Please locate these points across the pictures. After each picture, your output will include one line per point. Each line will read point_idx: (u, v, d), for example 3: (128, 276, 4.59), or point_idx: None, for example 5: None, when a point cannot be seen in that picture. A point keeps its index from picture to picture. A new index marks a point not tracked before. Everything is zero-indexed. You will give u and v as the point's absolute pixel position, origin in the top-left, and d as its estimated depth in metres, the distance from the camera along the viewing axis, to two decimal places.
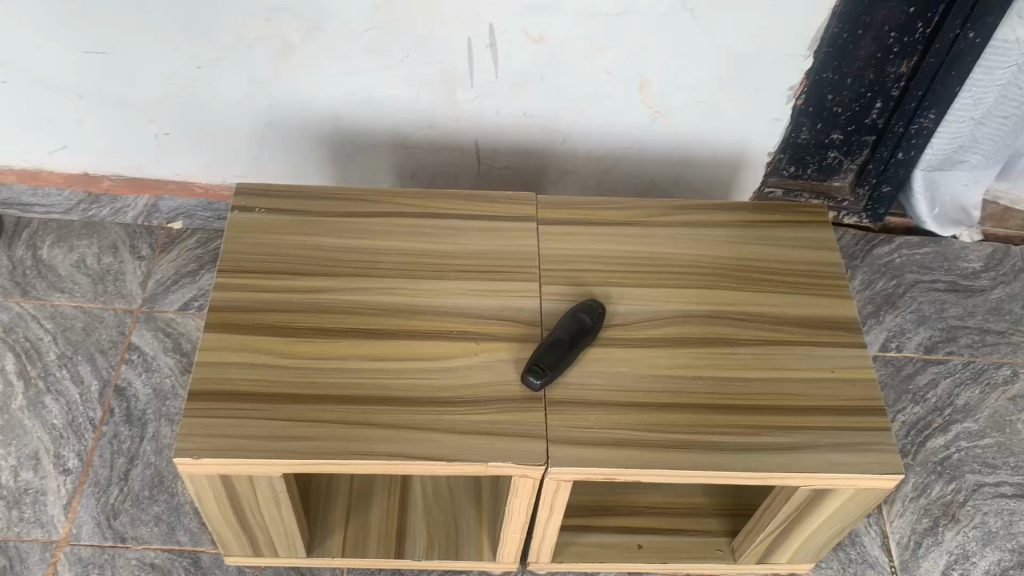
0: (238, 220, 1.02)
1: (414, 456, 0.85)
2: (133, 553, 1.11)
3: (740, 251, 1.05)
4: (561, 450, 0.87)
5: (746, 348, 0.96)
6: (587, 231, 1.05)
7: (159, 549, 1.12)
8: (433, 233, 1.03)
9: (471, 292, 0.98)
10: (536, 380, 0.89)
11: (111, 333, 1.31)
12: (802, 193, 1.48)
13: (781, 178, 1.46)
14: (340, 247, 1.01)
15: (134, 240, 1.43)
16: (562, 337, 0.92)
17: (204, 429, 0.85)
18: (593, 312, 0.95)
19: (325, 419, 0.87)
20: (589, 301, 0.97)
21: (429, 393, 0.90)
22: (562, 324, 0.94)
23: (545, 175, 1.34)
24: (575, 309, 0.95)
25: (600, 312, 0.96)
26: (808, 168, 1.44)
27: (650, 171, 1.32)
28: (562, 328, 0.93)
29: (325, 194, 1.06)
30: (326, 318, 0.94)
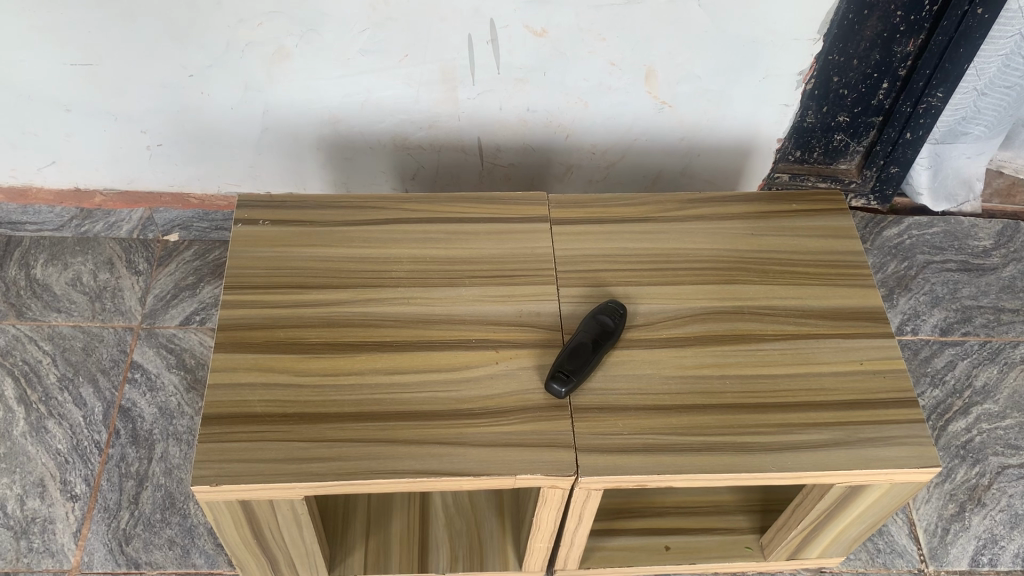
0: (242, 233, 0.99)
1: (439, 473, 0.82)
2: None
3: (759, 242, 1.02)
4: (590, 459, 0.84)
5: (772, 344, 0.93)
6: (602, 229, 1.02)
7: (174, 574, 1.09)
8: (444, 238, 1.00)
9: (487, 298, 0.95)
10: (561, 387, 0.87)
11: (112, 351, 1.28)
12: (808, 178, 1.45)
13: (788, 163, 1.43)
14: (349, 257, 0.98)
15: (129, 254, 1.39)
16: (584, 342, 0.89)
17: (220, 454, 0.83)
18: (614, 313, 0.93)
19: (346, 438, 0.84)
20: (609, 302, 0.94)
21: (451, 405, 0.87)
22: (583, 328, 0.91)
23: (549, 170, 1.31)
24: (596, 312, 0.93)
25: (622, 312, 0.93)
26: (814, 153, 1.41)
27: (656, 162, 1.29)
28: (584, 332, 0.91)
29: (330, 202, 1.03)
30: (340, 332, 0.91)
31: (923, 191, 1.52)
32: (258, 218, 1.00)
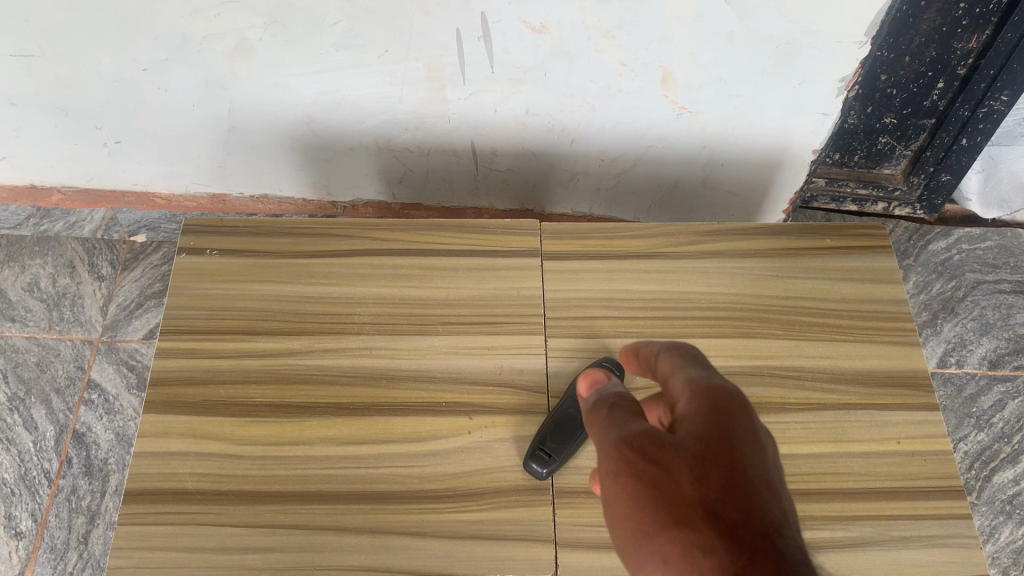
0: (186, 265, 0.87)
1: (393, 571, 0.70)
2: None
3: (785, 286, 0.87)
4: (571, 557, 0.72)
5: (795, 416, 0.79)
6: (601, 266, 0.88)
7: None
8: (418, 275, 0.87)
9: (462, 352, 0.82)
10: (540, 467, 0.74)
11: (68, 368, 1.17)
12: (847, 183, 1.30)
13: (825, 167, 1.28)
14: (306, 296, 0.85)
15: (91, 256, 1.26)
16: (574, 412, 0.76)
17: (141, 540, 0.71)
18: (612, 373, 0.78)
19: (288, 523, 0.72)
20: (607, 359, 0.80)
21: (412, 486, 0.75)
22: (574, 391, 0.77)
23: (552, 178, 1.17)
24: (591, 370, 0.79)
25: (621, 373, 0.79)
26: (855, 157, 1.26)
27: (674, 171, 1.13)
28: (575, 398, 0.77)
29: (289, 227, 0.90)
30: (289, 391, 0.79)
31: (971, 195, 1.34)
32: (204, 247, 0.88)
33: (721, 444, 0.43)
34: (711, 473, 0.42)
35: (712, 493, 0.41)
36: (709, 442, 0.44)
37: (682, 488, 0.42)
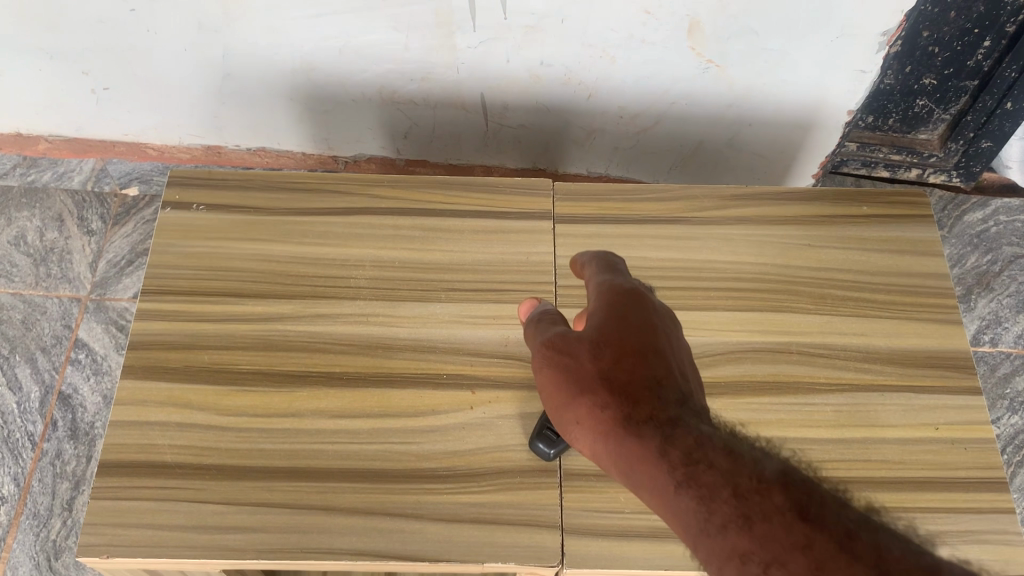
0: (171, 220, 0.80)
1: (386, 555, 0.65)
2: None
3: (816, 256, 0.81)
4: (578, 544, 0.66)
5: (825, 398, 0.73)
6: (618, 229, 0.81)
7: None
8: (420, 236, 0.81)
9: (466, 320, 0.76)
10: (547, 448, 0.68)
11: (54, 327, 1.11)
12: (880, 148, 1.22)
13: (858, 130, 1.20)
14: (299, 257, 0.79)
15: (81, 209, 1.20)
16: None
17: (115, 517, 0.66)
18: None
19: (274, 502, 0.67)
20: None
21: (408, 464, 0.69)
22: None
23: (567, 135, 1.09)
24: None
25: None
26: (889, 121, 1.18)
27: (698, 131, 1.06)
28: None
29: (282, 182, 0.83)
30: (278, 359, 0.74)
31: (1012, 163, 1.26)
32: (191, 201, 0.82)
33: (612, 324, 0.53)
34: (603, 345, 0.52)
35: (608, 360, 0.51)
36: (604, 322, 0.54)
37: (580, 359, 0.52)
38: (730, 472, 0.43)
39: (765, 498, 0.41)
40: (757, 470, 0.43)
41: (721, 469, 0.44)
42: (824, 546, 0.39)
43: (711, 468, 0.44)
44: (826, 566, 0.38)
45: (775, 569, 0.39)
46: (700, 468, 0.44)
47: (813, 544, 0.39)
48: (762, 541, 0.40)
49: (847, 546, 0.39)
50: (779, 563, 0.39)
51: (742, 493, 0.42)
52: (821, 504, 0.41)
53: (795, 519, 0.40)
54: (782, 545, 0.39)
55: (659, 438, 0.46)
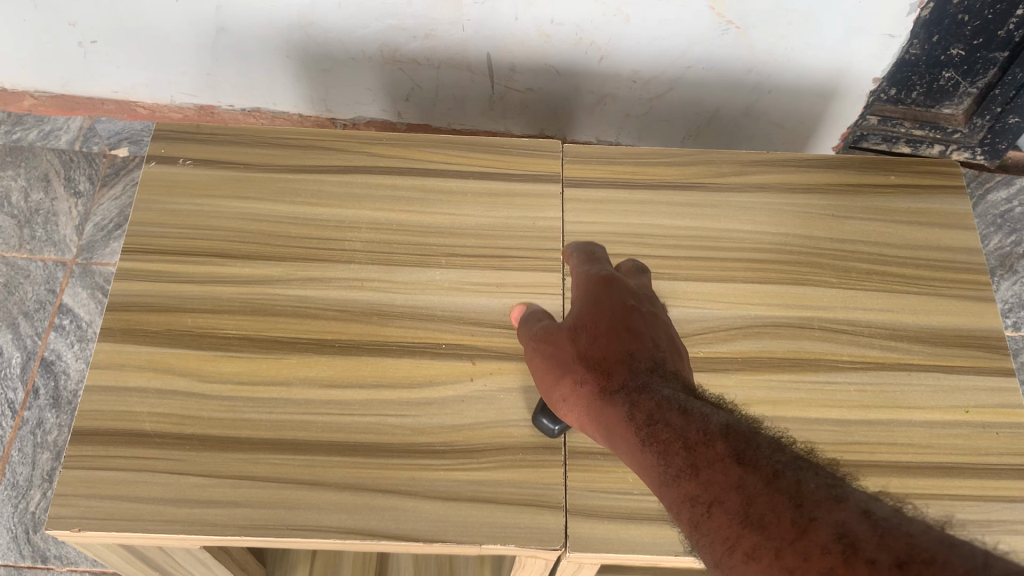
0: (156, 176, 0.76)
1: (377, 535, 0.61)
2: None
3: (841, 227, 0.76)
4: (583, 526, 0.62)
5: (848, 376, 0.69)
6: (630, 195, 0.76)
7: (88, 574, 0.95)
8: (420, 198, 0.76)
9: (467, 287, 0.72)
10: (551, 424, 0.64)
11: (38, 291, 1.07)
12: (903, 124, 1.02)
13: (879, 102, 1.00)
14: (291, 217, 0.74)
15: (68, 169, 1.16)
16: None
17: (88, 487, 0.61)
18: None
19: (259, 476, 0.63)
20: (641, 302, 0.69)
21: (403, 438, 0.65)
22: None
23: (577, 100, 1.04)
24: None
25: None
26: (914, 94, 0.97)
27: (715, 98, 1.01)
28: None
29: (274, 139, 0.78)
30: (266, 324, 0.69)
31: None
32: (177, 156, 0.77)
33: (588, 311, 0.60)
34: (582, 333, 0.59)
35: (587, 342, 0.58)
36: (583, 310, 0.61)
37: (564, 346, 0.59)
38: (680, 427, 0.49)
39: (707, 448, 0.47)
40: (705, 424, 0.49)
41: (675, 426, 0.49)
42: (750, 483, 0.44)
43: (666, 425, 0.50)
44: (752, 501, 0.43)
45: (715, 509, 0.44)
46: (658, 428, 0.50)
47: (743, 484, 0.44)
48: (702, 484, 0.45)
49: (772, 484, 0.44)
50: (715, 501, 0.45)
51: (690, 445, 0.48)
52: (755, 450, 0.46)
53: (730, 463, 0.46)
54: (719, 487, 0.45)
55: (628, 406, 0.53)
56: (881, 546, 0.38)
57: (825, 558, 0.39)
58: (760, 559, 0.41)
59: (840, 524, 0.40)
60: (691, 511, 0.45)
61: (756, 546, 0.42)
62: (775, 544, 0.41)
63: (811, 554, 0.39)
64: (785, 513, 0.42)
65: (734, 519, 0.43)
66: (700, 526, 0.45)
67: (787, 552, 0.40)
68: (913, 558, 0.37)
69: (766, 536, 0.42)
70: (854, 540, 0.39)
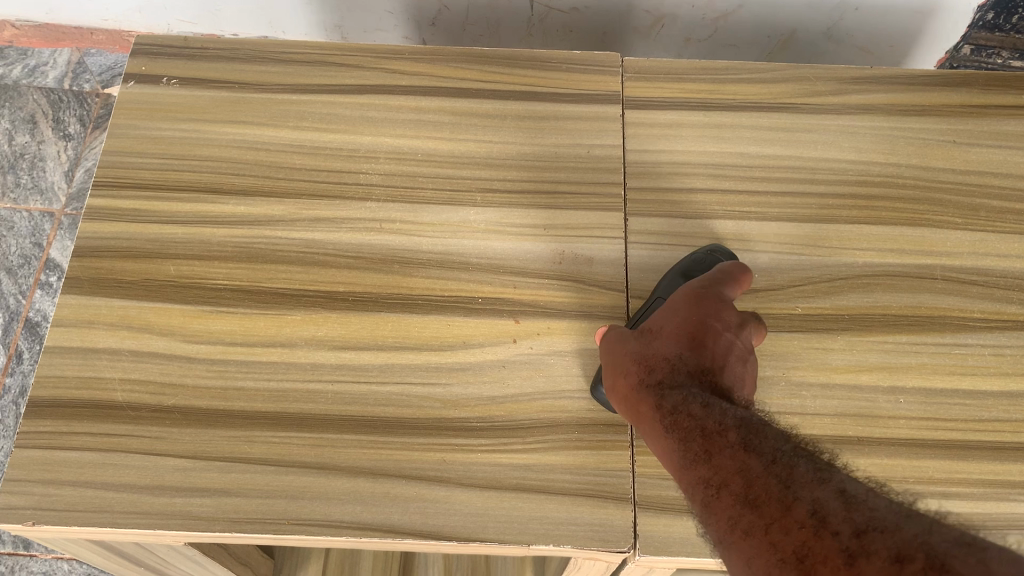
0: (135, 98, 0.63)
1: (399, 532, 0.49)
2: (38, 566, 0.87)
3: (963, 157, 0.62)
4: (657, 524, 0.49)
5: (981, 338, 0.55)
6: (705, 120, 0.63)
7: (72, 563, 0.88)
8: (450, 122, 0.63)
9: (508, 229, 0.59)
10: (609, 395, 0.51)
11: (22, 245, 0.98)
12: (1000, 52, 0.85)
13: (974, 27, 0.84)
14: (296, 146, 0.62)
15: (57, 109, 1.05)
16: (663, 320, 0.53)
17: (45, 471, 0.50)
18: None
19: (255, 458, 0.51)
20: (727, 258, 0.56)
21: (432, 412, 0.52)
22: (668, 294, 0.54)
23: (630, 20, 0.90)
24: (694, 265, 0.55)
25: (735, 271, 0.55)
26: (1016, 18, 0.80)
27: (791, 17, 0.87)
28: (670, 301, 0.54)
29: (276, 54, 0.66)
30: (264, 272, 0.57)
31: None
32: (160, 74, 0.64)
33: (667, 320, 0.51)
34: (646, 334, 0.50)
35: (645, 343, 0.50)
36: (662, 319, 0.51)
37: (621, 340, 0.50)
38: (699, 416, 0.43)
39: (720, 433, 0.42)
40: (724, 412, 0.43)
41: (695, 415, 0.44)
42: (752, 466, 0.40)
43: (684, 412, 0.44)
44: (752, 484, 0.39)
45: (723, 492, 0.40)
46: (678, 415, 0.44)
47: (747, 467, 0.40)
48: (712, 468, 0.41)
49: (775, 467, 0.39)
50: (721, 485, 0.40)
51: (704, 430, 0.42)
52: (765, 434, 0.41)
53: (739, 448, 0.41)
54: (726, 471, 0.40)
55: (655, 397, 0.46)
56: (855, 523, 0.34)
57: (804, 538, 0.35)
58: (752, 540, 0.37)
59: (824, 504, 0.36)
60: (698, 496, 0.41)
61: (750, 526, 0.37)
62: (765, 527, 0.37)
63: (793, 536, 0.35)
64: (777, 495, 0.38)
65: (734, 502, 0.39)
66: (706, 509, 0.40)
67: (773, 534, 0.36)
68: (881, 535, 0.33)
69: (760, 515, 0.37)
70: (831, 519, 0.35)
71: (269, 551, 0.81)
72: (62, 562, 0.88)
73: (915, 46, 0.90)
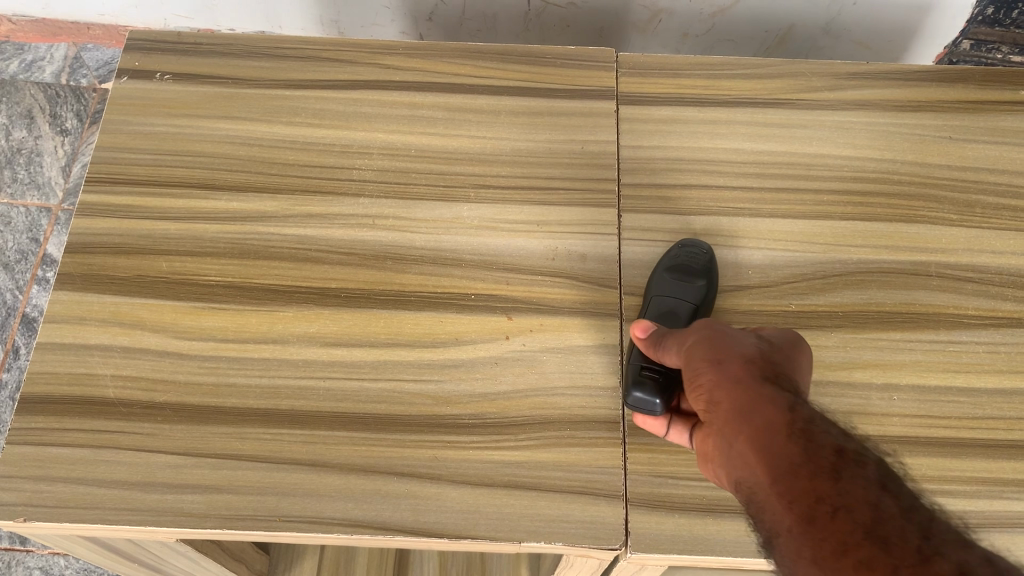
0: (127, 93, 0.63)
1: (389, 529, 0.48)
2: (35, 560, 0.88)
3: (959, 153, 0.62)
4: (650, 521, 0.49)
5: (976, 335, 0.55)
6: (700, 116, 0.63)
7: (67, 558, 0.88)
8: (444, 117, 0.63)
9: (502, 226, 0.59)
10: (641, 395, 0.48)
11: (19, 240, 0.99)
12: (1001, 47, 0.85)
13: (974, 22, 0.84)
14: (289, 141, 0.61)
15: (54, 105, 1.06)
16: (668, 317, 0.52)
17: (37, 468, 0.50)
18: (711, 262, 0.55)
19: (246, 454, 0.51)
20: (699, 243, 0.56)
21: (424, 409, 0.52)
22: (662, 292, 0.53)
23: (627, 15, 0.90)
24: (676, 259, 0.54)
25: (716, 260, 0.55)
26: (1015, 13, 0.80)
27: (789, 12, 0.86)
28: (668, 299, 0.53)
29: (269, 50, 0.66)
30: (256, 269, 0.57)
31: None
32: (154, 69, 0.64)
33: (785, 337, 0.45)
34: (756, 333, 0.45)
35: (759, 339, 0.44)
36: (778, 333, 0.46)
37: (734, 330, 0.45)
38: (829, 431, 0.38)
39: (853, 458, 0.37)
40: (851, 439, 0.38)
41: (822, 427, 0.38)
42: (888, 506, 0.35)
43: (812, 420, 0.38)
44: (883, 521, 0.34)
45: (842, 515, 0.34)
46: (803, 419, 0.38)
47: (880, 502, 0.35)
48: (838, 484, 0.35)
49: (912, 516, 0.34)
50: (846, 507, 0.35)
51: (833, 445, 0.37)
52: (897, 480, 0.37)
53: (873, 481, 0.36)
54: (855, 495, 0.35)
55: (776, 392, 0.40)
56: None
57: None
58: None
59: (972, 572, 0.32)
60: (806, 507, 0.35)
61: (874, 563, 0.32)
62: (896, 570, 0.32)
63: None
64: (915, 544, 0.33)
65: (858, 531, 0.34)
66: (813, 524, 0.35)
67: None
68: None
69: (891, 555, 0.32)
70: None
71: (264, 547, 0.81)
72: (57, 557, 0.88)
73: (914, 41, 0.89)
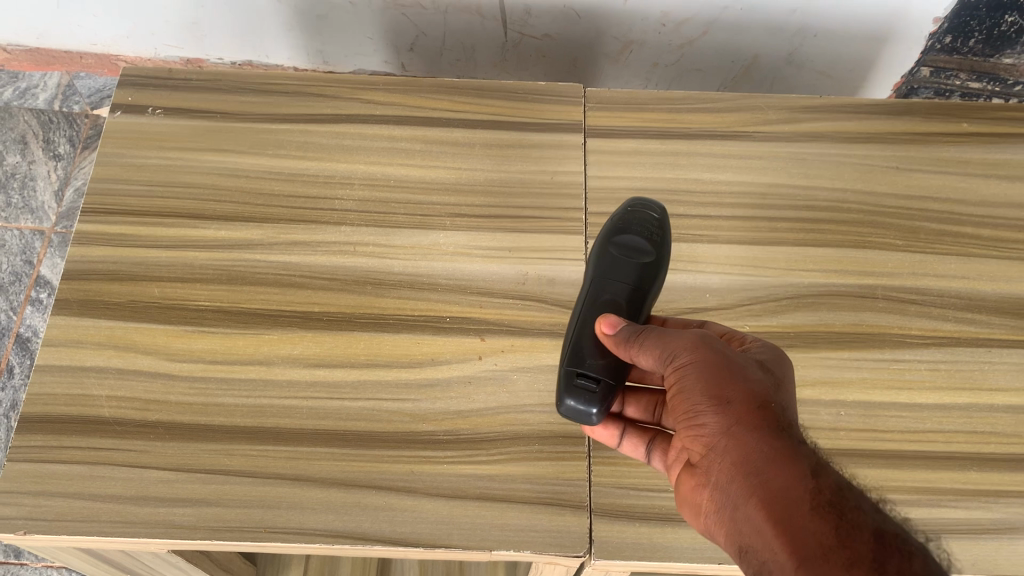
0: (121, 127, 0.67)
1: (368, 538, 0.52)
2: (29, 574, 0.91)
3: (905, 182, 0.66)
4: (612, 530, 0.53)
5: (918, 354, 0.59)
6: (663, 148, 0.67)
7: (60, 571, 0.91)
8: (422, 149, 0.67)
9: (476, 252, 0.62)
10: (573, 403, 0.50)
11: (13, 262, 1.02)
12: (958, 75, 0.89)
13: (931, 52, 0.88)
14: (275, 173, 0.65)
15: (47, 130, 1.09)
16: (608, 304, 0.53)
17: (36, 483, 0.53)
18: (659, 230, 0.58)
19: (234, 469, 0.54)
20: (651, 207, 0.59)
21: (401, 426, 0.56)
22: (606, 264, 0.55)
23: (600, 47, 0.94)
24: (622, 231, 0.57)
25: (663, 223, 0.58)
26: (972, 42, 0.85)
27: (753, 44, 0.91)
28: (610, 270, 0.55)
29: (256, 86, 0.69)
30: (243, 294, 0.60)
31: None
32: (146, 104, 0.68)
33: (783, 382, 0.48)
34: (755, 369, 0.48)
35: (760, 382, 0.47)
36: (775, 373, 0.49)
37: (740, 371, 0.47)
38: (851, 508, 0.41)
39: (879, 537, 0.40)
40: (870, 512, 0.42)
41: (845, 502, 0.42)
42: None
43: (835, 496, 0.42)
44: None
45: None
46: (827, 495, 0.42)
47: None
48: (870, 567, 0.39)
49: None
50: None
51: (859, 526, 0.40)
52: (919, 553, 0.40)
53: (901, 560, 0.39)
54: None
55: (796, 462, 0.44)
56: None
57: None
58: None
59: None
60: None
61: None
62: None
63: None
64: None
65: None
66: None
67: None
68: None
69: None
70: None
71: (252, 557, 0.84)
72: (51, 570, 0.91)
73: (875, 70, 0.94)
